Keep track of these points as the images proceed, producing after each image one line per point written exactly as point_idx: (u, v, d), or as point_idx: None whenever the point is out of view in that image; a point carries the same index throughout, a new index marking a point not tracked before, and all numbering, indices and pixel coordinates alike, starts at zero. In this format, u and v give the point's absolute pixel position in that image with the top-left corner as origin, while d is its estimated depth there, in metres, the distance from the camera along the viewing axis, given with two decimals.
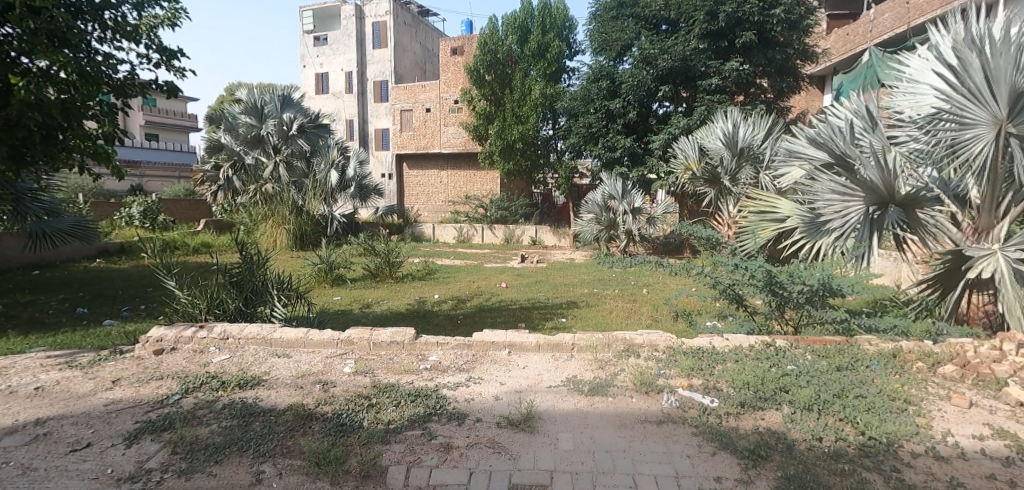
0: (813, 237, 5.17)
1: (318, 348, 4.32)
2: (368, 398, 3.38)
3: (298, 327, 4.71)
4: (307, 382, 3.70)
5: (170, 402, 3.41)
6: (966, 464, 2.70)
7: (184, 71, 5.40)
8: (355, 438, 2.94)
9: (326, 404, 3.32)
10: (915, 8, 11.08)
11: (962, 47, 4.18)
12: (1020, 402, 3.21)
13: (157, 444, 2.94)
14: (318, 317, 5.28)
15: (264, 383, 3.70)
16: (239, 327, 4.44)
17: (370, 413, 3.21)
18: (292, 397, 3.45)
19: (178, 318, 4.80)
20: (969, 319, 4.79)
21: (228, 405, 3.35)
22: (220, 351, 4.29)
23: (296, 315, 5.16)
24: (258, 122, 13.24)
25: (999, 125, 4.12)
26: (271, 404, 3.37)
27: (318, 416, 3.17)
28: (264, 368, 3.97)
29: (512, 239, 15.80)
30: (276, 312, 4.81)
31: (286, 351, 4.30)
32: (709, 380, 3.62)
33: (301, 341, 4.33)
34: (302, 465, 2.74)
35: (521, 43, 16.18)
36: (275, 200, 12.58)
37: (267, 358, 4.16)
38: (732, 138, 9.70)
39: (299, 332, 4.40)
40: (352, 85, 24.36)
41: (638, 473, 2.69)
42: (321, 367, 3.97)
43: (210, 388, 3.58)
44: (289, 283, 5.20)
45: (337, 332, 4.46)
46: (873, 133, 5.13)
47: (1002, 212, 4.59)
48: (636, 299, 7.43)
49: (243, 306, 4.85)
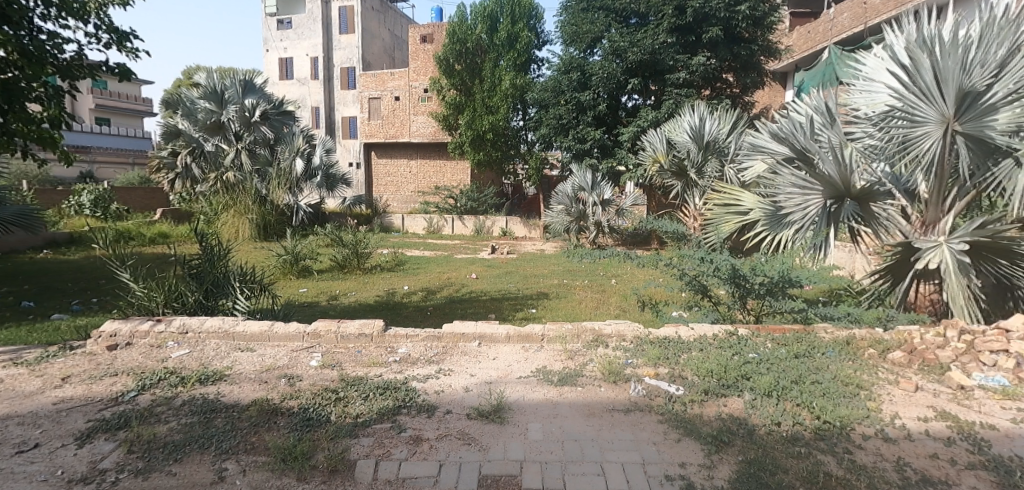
0: (774, 230, 5.28)
1: (283, 341, 4.28)
2: (336, 392, 3.37)
3: (262, 320, 4.69)
4: (272, 376, 3.66)
5: (125, 400, 3.32)
6: (912, 445, 2.85)
7: (137, 53, 5.23)
8: (323, 432, 2.94)
9: (292, 399, 3.29)
10: (873, 8, 11.47)
11: (915, 48, 4.34)
12: (961, 386, 3.40)
13: (112, 443, 2.88)
14: (283, 310, 5.20)
15: (225, 378, 3.64)
16: (200, 321, 4.38)
17: (337, 407, 3.20)
18: (256, 393, 3.41)
19: (134, 311, 4.69)
20: (915, 306, 4.97)
21: (188, 402, 3.29)
22: (179, 346, 4.21)
23: (259, 308, 5.09)
24: (219, 107, 12.92)
25: (948, 124, 4.29)
26: (234, 399, 3.33)
27: (284, 411, 3.15)
28: (226, 363, 3.91)
29: (483, 230, 15.79)
30: (238, 305, 4.75)
31: (250, 345, 4.24)
32: (675, 369, 3.73)
33: (265, 334, 4.28)
34: (267, 461, 2.72)
35: (490, 32, 16.07)
36: (237, 189, 12.18)
37: (229, 352, 4.09)
38: (699, 132, 9.91)
39: (262, 326, 4.36)
40: (318, 72, 23.80)
41: (606, 461, 2.75)
42: (286, 362, 3.93)
43: (169, 385, 3.51)
44: (253, 275, 5.12)
45: (303, 325, 4.41)
46: (831, 129, 5.29)
47: (948, 206, 4.79)
48: (605, 290, 7.53)
49: (204, 299, 4.75)
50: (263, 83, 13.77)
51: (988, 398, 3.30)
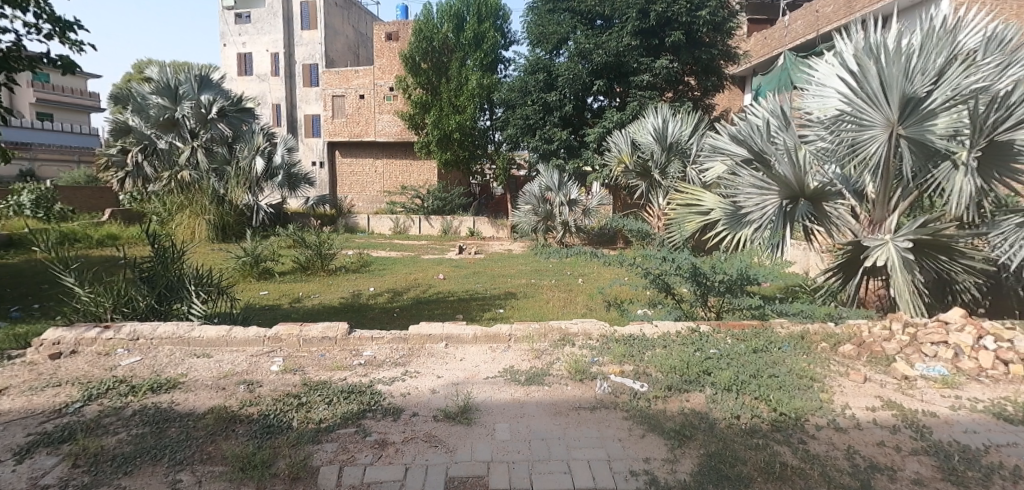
0: (734, 229, 5.45)
1: (242, 346, 4.20)
2: (298, 397, 3.33)
3: (219, 324, 4.58)
4: (230, 383, 3.59)
5: (70, 412, 3.20)
6: (861, 433, 2.99)
7: (81, 45, 5.04)
8: (284, 439, 2.90)
9: (251, 405, 3.24)
10: (824, 16, 11.93)
11: (862, 56, 4.55)
12: (905, 376, 3.59)
13: (54, 458, 2.78)
14: (242, 314, 5.09)
15: (179, 385, 3.55)
16: (151, 327, 4.26)
17: (300, 412, 3.16)
18: (213, 400, 3.34)
19: (79, 317, 4.52)
20: (865, 302, 5.26)
21: (139, 412, 3.20)
22: (129, 353, 4.09)
23: (217, 311, 4.96)
24: (173, 103, 12.39)
25: (892, 128, 4.51)
26: (189, 408, 3.25)
27: (243, 418, 3.10)
28: (180, 370, 3.81)
29: (450, 230, 15.74)
30: (193, 310, 4.62)
31: (206, 350, 4.14)
32: (640, 366, 3.81)
33: (223, 339, 4.19)
34: (225, 471, 2.67)
35: (456, 31, 16.04)
36: (192, 188, 11.80)
37: (184, 359, 3.99)
38: (662, 133, 10.12)
39: (220, 330, 4.26)
40: (279, 68, 23.32)
41: (572, 459, 2.80)
42: (245, 367, 3.85)
43: (118, 394, 3.40)
44: (210, 278, 4.99)
45: (263, 329, 4.34)
46: (786, 132, 5.50)
47: (893, 206, 5.04)
48: (572, 289, 7.63)
49: (155, 304, 4.62)
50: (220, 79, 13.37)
51: (929, 387, 3.49)
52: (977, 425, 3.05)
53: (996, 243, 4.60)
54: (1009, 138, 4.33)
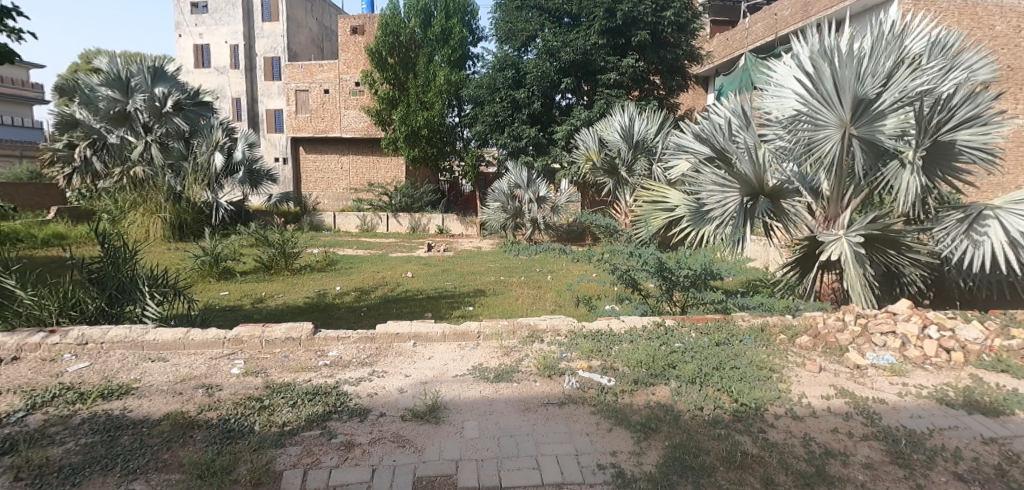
0: (697, 225, 5.58)
1: (200, 349, 4.11)
2: (260, 400, 3.28)
3: (176, 327, 4.47)
4: (187, 387, 3.51)
5: (12, 422, 3.08)
6: (816, 421, 3.12)
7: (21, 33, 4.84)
8: (244, 444, 2.86)
9: (210, 410, 3.18)
10: (782, 19, 12.31)
11: (818, 58, 4.71)
12: (857, 365, 3.76)
13: None
14: (200, 315, 4.97)
15: (133, 391, 3.45)
16: (102, 331, 4.14)
17: (262, 416, 3.12)
18: (169, 406, 3.27)
19: (21, 321, 4.34)
20: (820, 295, 5.43)
21: (88, 420, 3.09)
22: (77, 358, 3.95)
23: (174, 313, 4.85)
24: (124, 96, 11.92)
25: (845, 128, 4.69)
26: (143, 414, 3.17)
27: (201, 424, 3.04)
28: (134, 374, 3.70)
29: (418, 228, 15.65)
30: (148, 312, 4.51)
31: (162, 354, 4.04)
32: (607, 361, 3.89)
33: (180, 342, 4.10)
34: (182, 478, 2.61)
35: (424, 27, 15.90)
36: (146, 185, 11.41)
37: (138, 363, 3.88)
38: (629, 131, 10.26)
39: (176, 333, 4.17)
40: (239, 60, 22.74)
41: (540, 455, 2.84)
42: (203, 370, 3.77)
43: (65, 402, 3.28)
44: (165, 278, 4.88)
45: (222, 331, 4.26)
46: (747, 131, 5.65)
47: (846, 203, 5.24)
48: (541, 286, 7.69)
49: (106, 306, 4.49)
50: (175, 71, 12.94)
51: (879, 375, 3.66)
52: (922, 410, 3.22)
53: (940, 238, 4.86)
54: (951, 138, 4.57)
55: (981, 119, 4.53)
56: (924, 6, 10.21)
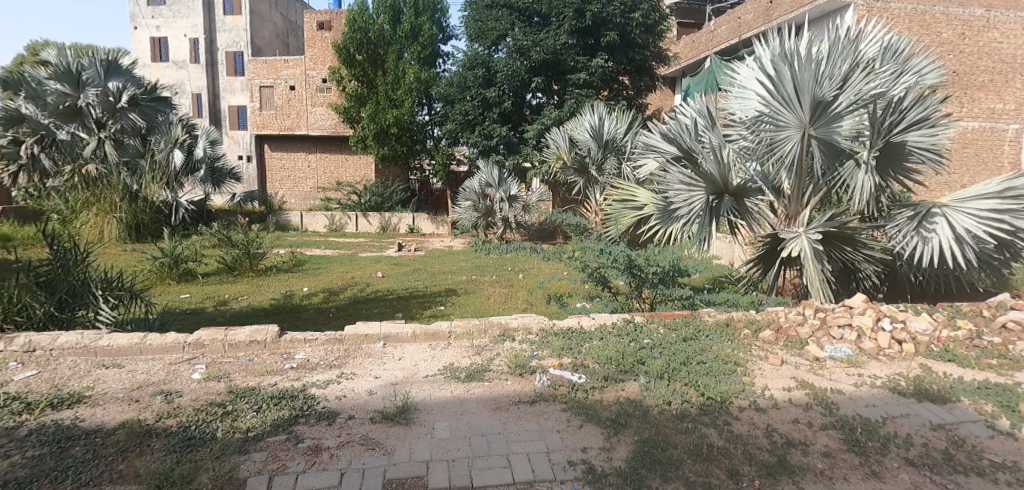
0: (665, 223, 5.68)
1: (159, 354, 4.02)
2: (222, 406, 3.23)
3: (131, 331, 4.36)
4: (144, 394, 3.42)
5: None
6: (778, 412, 3.23)
7: None
8: (206, 451, 2.81)
9: (169, 418, 3.11)
10: (745, 23, 12.62)
11: (778, 61, 4.86)
12: (816, 358, 3.91)
13: None
14: (158, 319, 4.85)
15: (85, 399, 3.34)
16: (51, 337, 4.00)
17: (225, 422, 3.07)
18: (125, 414, 3.18)
19: None
20: (782, 291, 5.58)
21: (37, 431, 2.99)
22: (25, 366, 3.80)
23: (130, 317, 4.73)
24: (75, 91, 11.22)
25: (804, 129, 4.85)
26: (96, 423, 3.08)
27: (159, 432, 2.97)
28: (86, 382, 3.58)
29: (388, 227, 15.51)
30: (101, 316, 4.39)
31: (118, 360, 3.93)
32: (578, 358, 3.94)
33: (137, 347, 4.00)
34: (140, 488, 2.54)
35: (393, 23, 15.73)
36: (100, 184, 11.00)
37: (91, 370, 3.76)
38: (598, 131, 10.37)
39: (132, 338, 4.06)
40: (199, 55, 22.14)
41: (511, 453, 2.87)
42: (162, 376, 3.68)
43: (10, 412, 3.15)
44: (119, 281, 4.75)
45: (182, 335, 4.17)
46: (712, 131, 5.79)
47: (806, 202, 5.41)
48: (512, 285, 7.72)
49: (56, 311, 4.33)
50: (130, 64, 12.43)
51: (836, 367, 3.81)
52: (876, 399, 3.37)
53: (893, 234, 5.09)
54: (902, 140, 4.81)
55: (929, 122, 4.79)
56: (877, 12, 10.61)
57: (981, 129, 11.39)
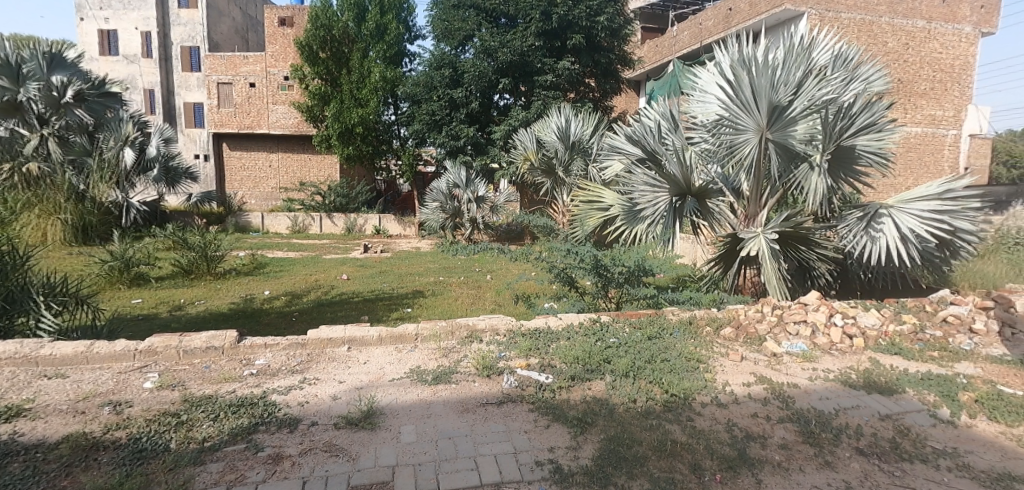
0: (631, 224, 5.78)
1: (108, 363, 3.89)
2: (177, 415, 3.14)
3: (76, 339, 4.20)
4: (91, 405, 3.30)
5: None
6: (738, 407, 3.33)
7: None
8: (158, 464, 2.74)
9: (119, 430, 3.02)
10: (707, 29, 12.94)
11: (737, 66, 5.01)
12: (774, 354, 4.05)
13: None
14: (107, 326, 4.69)
15: (26, 412, 3.21)
16: None
17: (179, 432, 2.99)
18: (69, 427, 3.07)
19: None
20: (742, 289, 5.73)
21: None
22: None
23: (76, 324, 4.56)
24: (14, 84, 10.44)
25: (762, 132, 5.00)
26: (38, 438, 2.96)
27: (107, 446, 2.88)
28: (27, 394, 3.43)
29: (354, 229, 15.30)
30: (43, 324, 4.22)
31: (62, 370, 3.78)
32: (545, 358, 3.98)
33: (84, 356, 3.86)
34: None
35: (357, 21, 15.50)
36: (43, 184, 10.49)
37: (32, 381, 3.61)
38: (565, 132, 10.45)
39: (78, 346, 3.92)
40: (152, 49, 21.41)
41: (478, 455, 2.89)
42: (111, 386, 3.56)
43: None
44: (63, 286, 4.57)
45: (133, 342, 4.04)
46: (675, 134, 5.93)
47: (764, 203, 5.59)
48: (480, 286, 7.73)
49: None
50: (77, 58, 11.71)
51: (793, 362, 3.96)
52: (829, 392, 3.51)
53: (843, 234, 5.30)
54: (851, 144, 5.04)
55: (876, 127, 5.03)
56: (829, 21, 11.04)
57: (923, 134, 12.00)
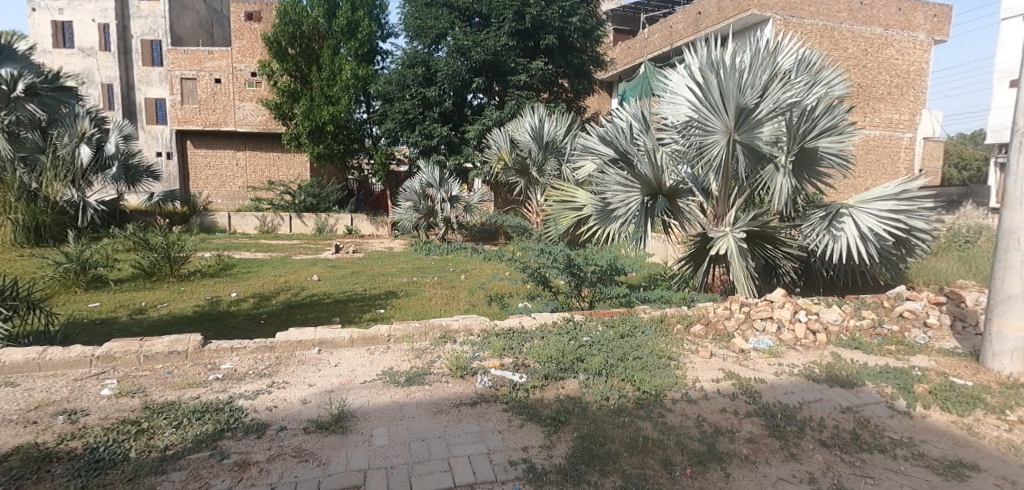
0: (603, 223, 5.86)
1: (64, 369, 3.77)
2: (137, 423, 3.06)
3: (28, 345, 4.06)
4: (43, 415, 3.19)
5: None
6: (707, 403, 3.41)
7: None
8: (117, 474, 2.67)
9: (75, 440, 2.92)
10: (676, 32, 13.15)
11: (706, 69, 5.12)
12: (741, 350, 4.15)
13: None
14: (61, 331, 4.53)
15: None
16: None
17: (139, 441, 2.92)
18: (20, 438, 2.96)
19: None
20: (711, 287, 5.91)
21: None
22: None
23: (27, 329, 4.39)
24: None
25: (730, 134, 5.12)
26: None
27: (61, 456, 2.79)
28: None
29: (325, 229, 15.07)
30: None
31: (14, 378, 3.65)
32: (518, 358, 4.01)
33: (37, 363, 3.73)
34: None
35: (328, 18, 15.28)
36: None
37: None
38: (538, 132, 10.50)
39: (30, 353, 3.79)
40: (110, 42, 20.74)
41: (452, 456, 2.89)
42: (66, 394, 3.45)
43: None
44: (13, 289, 4.40)
45: (90, 347, 3.92)
46: (647, 134, 6.02)
47: (732, 203, 5.72)
48: (453, 286, 7.71)
49: None
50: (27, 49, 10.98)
51: (759, 358, 4.06)
52: (794, 387, 3.62)
53: (807, 232, 5.39)
54: (814, 145, 5.20)
55: (837, 130, 5.21)
56: (793, 26, 11.35)
57: (881, 137, 12.42)
